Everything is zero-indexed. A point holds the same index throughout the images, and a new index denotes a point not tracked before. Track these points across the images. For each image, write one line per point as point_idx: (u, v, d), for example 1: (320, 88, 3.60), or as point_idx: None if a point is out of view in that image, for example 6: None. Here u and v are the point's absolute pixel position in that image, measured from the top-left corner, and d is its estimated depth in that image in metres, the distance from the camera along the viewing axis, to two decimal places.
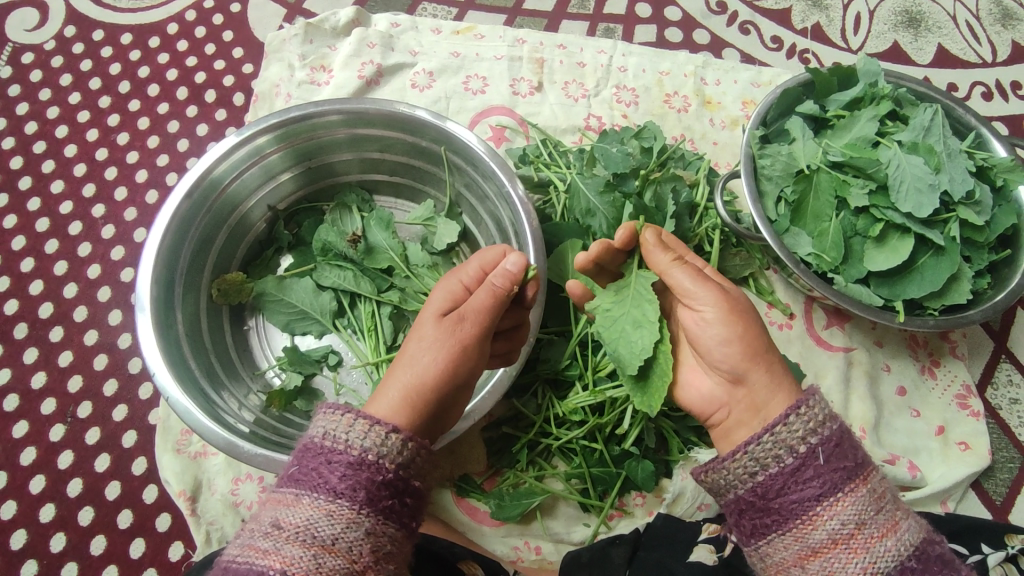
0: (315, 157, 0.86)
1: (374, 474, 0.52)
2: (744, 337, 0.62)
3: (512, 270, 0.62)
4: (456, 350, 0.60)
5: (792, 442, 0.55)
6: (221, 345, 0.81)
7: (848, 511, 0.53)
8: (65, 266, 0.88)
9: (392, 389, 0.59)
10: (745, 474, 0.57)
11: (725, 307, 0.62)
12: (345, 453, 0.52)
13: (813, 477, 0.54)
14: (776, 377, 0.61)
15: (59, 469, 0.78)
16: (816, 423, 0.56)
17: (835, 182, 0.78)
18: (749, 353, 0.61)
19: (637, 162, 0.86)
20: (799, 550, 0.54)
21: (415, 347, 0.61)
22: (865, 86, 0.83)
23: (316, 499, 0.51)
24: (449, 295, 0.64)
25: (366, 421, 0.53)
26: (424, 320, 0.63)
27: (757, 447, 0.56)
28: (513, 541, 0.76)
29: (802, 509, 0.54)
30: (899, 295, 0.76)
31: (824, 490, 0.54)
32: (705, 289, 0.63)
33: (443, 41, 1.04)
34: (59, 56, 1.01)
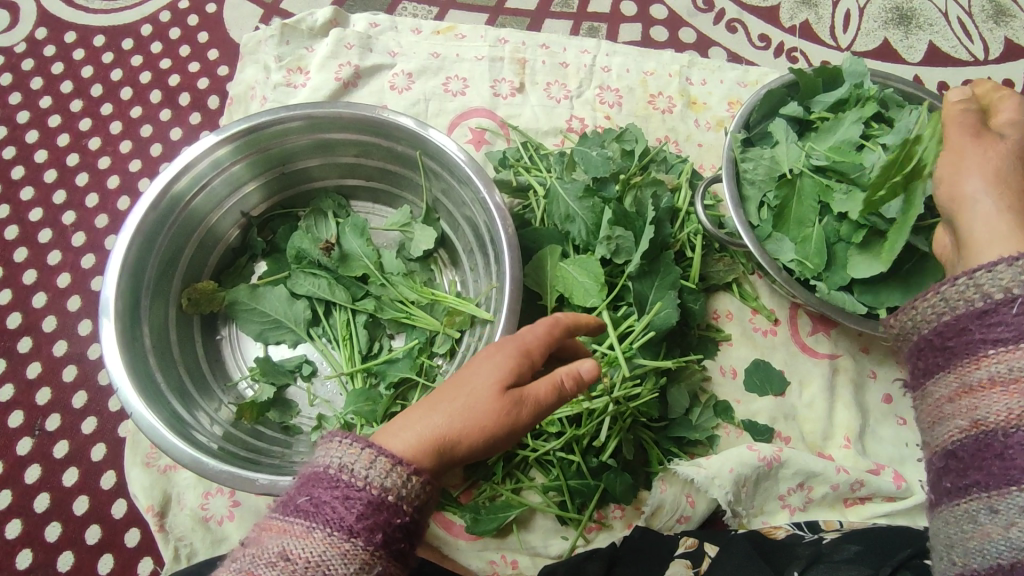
0: (287, 163, 0.84)
1: (392, 516, 0.46)
2: (1014, 153, 0.62)
3: (583, 377, 0.52)
4: (502, 429, 0.50)
5: (989, 288, 0.51)
6: (192, 356, 0.79)
7: (1022, 362, 0.48)
8: (34, 275, 0.86)
9: (412, 431, 0.48)
10: (934, 311, 0.54)
11: (983, 148, 0.62)
12: (364, 491, 0.45)
13: (1000, 321, 0.49)
14: (1014, 223, 0.58)
15: (26, 483, 0.77)
16: (1013, 282, 0.50)
17: (818, 187, 0.77)
18: (1008, 185, 0.61)
19: (618, 166, 0.85)
20: (955, 386, 0.51)
21: (463, 399, 0.49)
22: (851, 88, 0.81)
23: (329, 535, 0.44)
24: (520, 356, 0.51)
25: (390, 461, 0.46)
26: (479, 373, 0.50)
27: (949, 288, 0.53)
28: (490, 555, 0.74)
29: (971, 347, 0.50)
30: (883, 302, 0.74)
31: (1011, 335, 0.49)
32: (998, 117, 0.64)
33: (423, 41, 1.02)
34: (30, 59, 0.99)
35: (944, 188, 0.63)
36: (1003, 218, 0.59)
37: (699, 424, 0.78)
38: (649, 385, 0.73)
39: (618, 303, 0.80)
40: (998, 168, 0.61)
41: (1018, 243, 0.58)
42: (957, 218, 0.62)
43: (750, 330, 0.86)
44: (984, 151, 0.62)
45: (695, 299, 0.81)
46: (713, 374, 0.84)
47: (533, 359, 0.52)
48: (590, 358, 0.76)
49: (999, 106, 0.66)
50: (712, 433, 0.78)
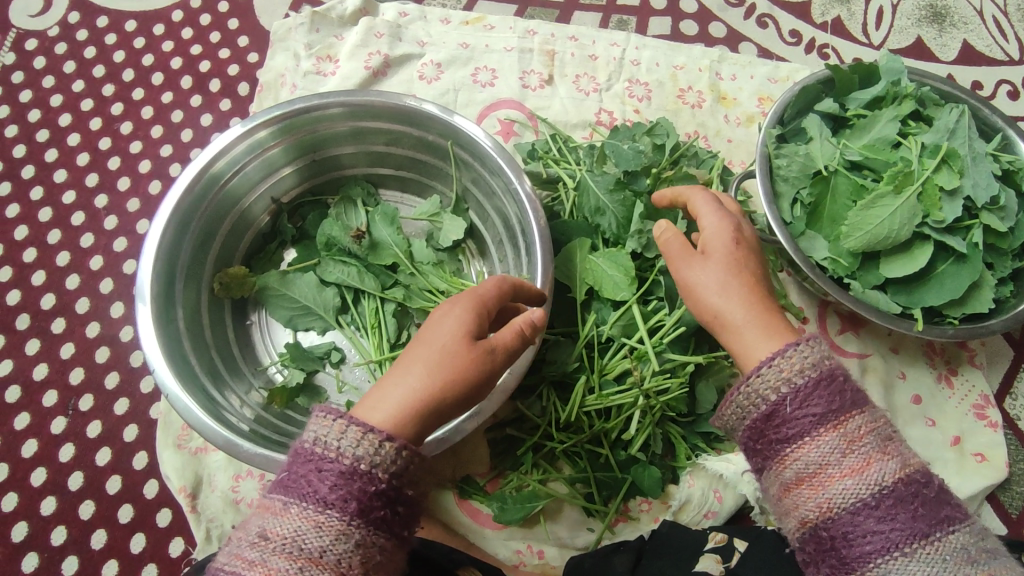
0: (319, 150, 0.85)
1: (366, 484, 0.49)
2: (735, 254, 0.59)
3: (536, 322, 0.58)
4: (474, 374, 0.55)
5: (764, 391, 0.54)
6: (223, 340, 0.80)
7: (813, 453, 0.52)
8: (67, 257, 0.87)
9: (391, 399, 0.53)
10: (737, 416, 0.56)
11: (726, 273, 0.59)
12: (337, 462, 0.49)
13: (803, 417, 0.53)
14: (760, 319, 0.58)
15: (60, 461, 0.78)
16: (802, 366, 0.54)
17: (853, 185, 0.76)
18: (744, 284, 0.59)
19: (650, 160, 0.84)
20: (782, 483, 0.54)
21: (428, 358, 0.54)
22: (887, 85, 0.80)
23: (304, 509, 0.49)
24: (473, 312, 0.57)
25: (359, 430, 0.50)
26: (433, 334, 0.56)
27: (758, 380, 0.54)
28: (516, 545, 0.75)
29: (778, 447, 0.54)
30: (917, 303, 0.74)
31: (797, 432, 0.53)
32: (674, 241, 0.62)
33: (452, 32, 1.02)
34: (63, 43, 0.99)
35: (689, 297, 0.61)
36: (746, 328, 0.58)
37: None
38: (679, 380, 0.73)
39: (647, 298, 0.79)
40: (716, 279, 0.59)
41: (779, 336, 0.58)
42: (731, 335, 0.59)
43: None
44: (710, 267, 0.59)
45: None
46: None
47: (487, 312, 0.58)
48: (619, 351, 0.76)
49: (696, 200, 0.64)
50: None
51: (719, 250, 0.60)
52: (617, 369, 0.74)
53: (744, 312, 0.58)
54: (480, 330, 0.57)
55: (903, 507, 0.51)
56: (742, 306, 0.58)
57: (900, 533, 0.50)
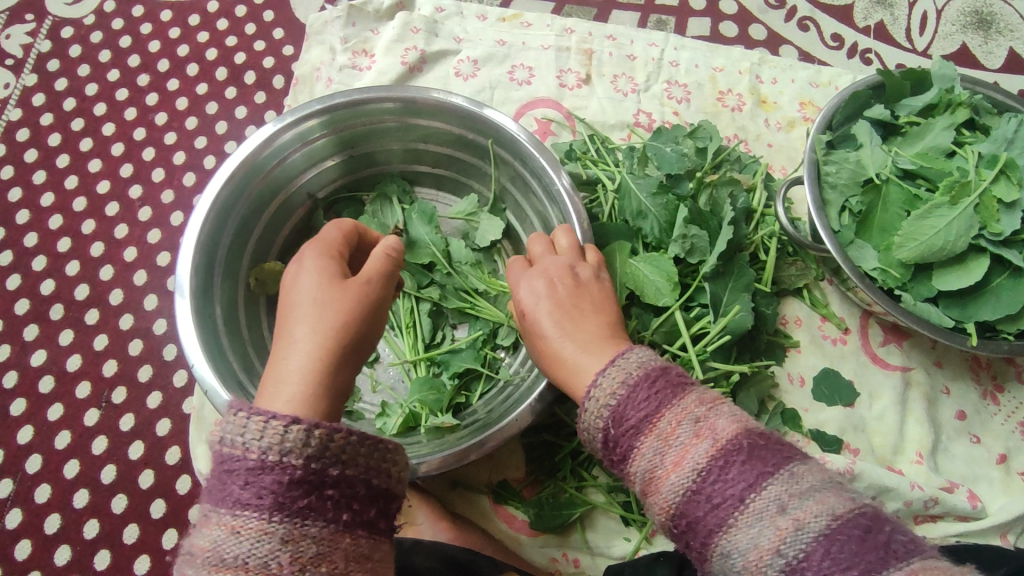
0: (358, 145, 0.84)
1: (280, 475, 0.47)
2: (566, 284, 0.66)
3: (393, 249, 0.60)
4: (362, 314, 0.56)
5: (597, 411, 0.55)
6: (258, 336, 0.79)
7: (645, 458, 0.52)
8: (101, 247, 0.87)
9: (292, 376, 0.53)
10: (595, 446, 0.57)
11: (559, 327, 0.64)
12: (244, 459, 0.47)
13: (627, 432, 0.53)
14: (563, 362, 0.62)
15: (93, 454, 0.77)
16: (621, 379, 0.54)
17: (906, 194, 0.74)
18: (573, 306, 0.65)
19: (692, 164, 0.82)
20: (648, 503, 0.53)
21: (305, 315, 0.55)
22: (941, 92, 0.78)
23: (223, 516, 0.46)
24: (325, 258, 0.59)
25: (262, 419, 0.48)
26: (298, 296, 0.56)
27: (654, 445, 0.51)
28: (552, 552, 0.74)
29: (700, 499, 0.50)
30: (970, 316, 0.71)
31: (630, 444, 0.53)
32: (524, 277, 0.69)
33: (489, 28, 1.01)
34: (99, 32, 0.99)
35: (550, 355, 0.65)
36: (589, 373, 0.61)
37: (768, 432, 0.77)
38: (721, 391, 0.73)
39: (690, 305, 0.78)
40: (549, 301, 0.66)
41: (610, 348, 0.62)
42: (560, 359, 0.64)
43: (820, 337, 0.84)
44: (538, 283, 0.67)
45: (769, 303, 0.79)
46: (782, 381, 0.82)
47: (340, 256, 0.60)
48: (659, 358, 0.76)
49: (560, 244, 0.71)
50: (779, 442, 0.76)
51: (542, 302, 0.66)
52: None
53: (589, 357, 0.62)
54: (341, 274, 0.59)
55: (731, 478, 0.48)
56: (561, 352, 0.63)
57: (730, 512, 0.48)
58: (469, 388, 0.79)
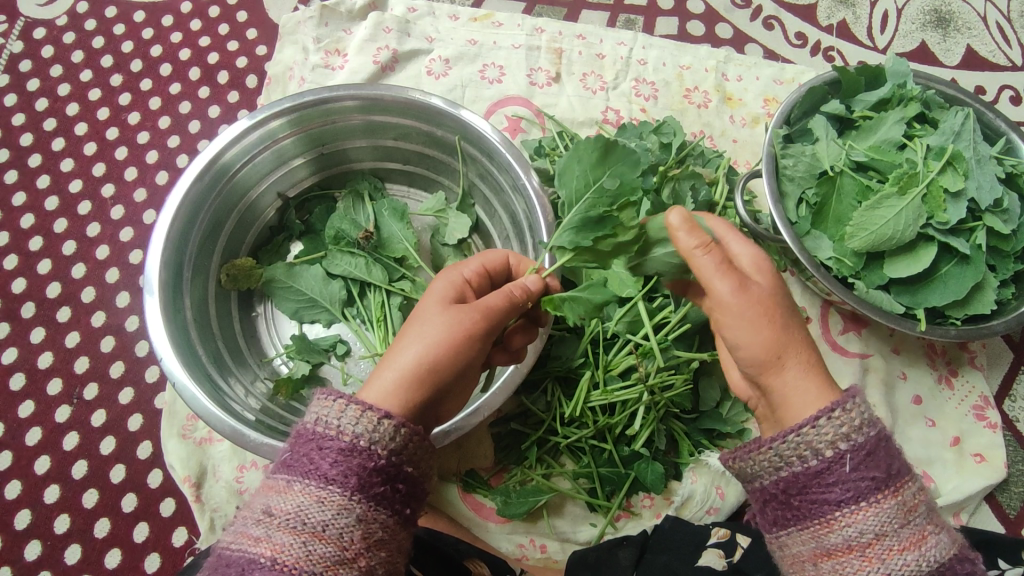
0: (327, 143, 0.85)
1: (365, 460, 0.49)
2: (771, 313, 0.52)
3: (530, 289, 0.59)
4: (470, 343, 0.55)
5: (819, 446, 0.50)
6: (229, 331, 0.80)
7: (869, 521, 0.49)
8: (73, 246, 0.87)
9: (391, 373, 0.53)
10: (772, 466, 0.52)
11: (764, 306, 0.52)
12: (336, 439, 0.50)
13: (838, 482, 0.49)
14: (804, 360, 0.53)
15: (64, 450, 0.78)
16: (851, 428, 0.50)
17: (858, 186, 0.77)
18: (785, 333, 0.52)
19: (656, 159, 0.84)
20: (814, 548, 0.50)
21: (419, 332, 0.54)
22: (893, 87, 0.81)
23: (307, 485, 0.49)
24: (452, 285, 0.58)
25: (359, 408, 0.50)
26: (426, 304, 0.57)
27: (782, 444, 0.51)
28: (519, 539, 0.75)
29: (821, 510, 0.50)
30: (920, 303, 0.75)
31: (850, 496, 0.49)
32: (723, 278, 0.51)
33: (460, 28, 1.02)
34: (71, 33, 0.99)
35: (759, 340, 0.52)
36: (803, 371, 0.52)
37: (729, 418, 0.75)
38: (684, 376, 0.72)
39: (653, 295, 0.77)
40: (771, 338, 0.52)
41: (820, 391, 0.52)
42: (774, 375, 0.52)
43: None
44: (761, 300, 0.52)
45: None
46: None
47: (467, 287, 0.59)
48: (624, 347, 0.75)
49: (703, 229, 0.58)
50: (742, 427, 0.75)
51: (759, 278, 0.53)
52: (622, 365, 0.74)
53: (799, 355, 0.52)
54: (462, 298, 0.58)
55: (867, 513, 0.49)
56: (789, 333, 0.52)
57: (861, 544, 0.48)
58: None
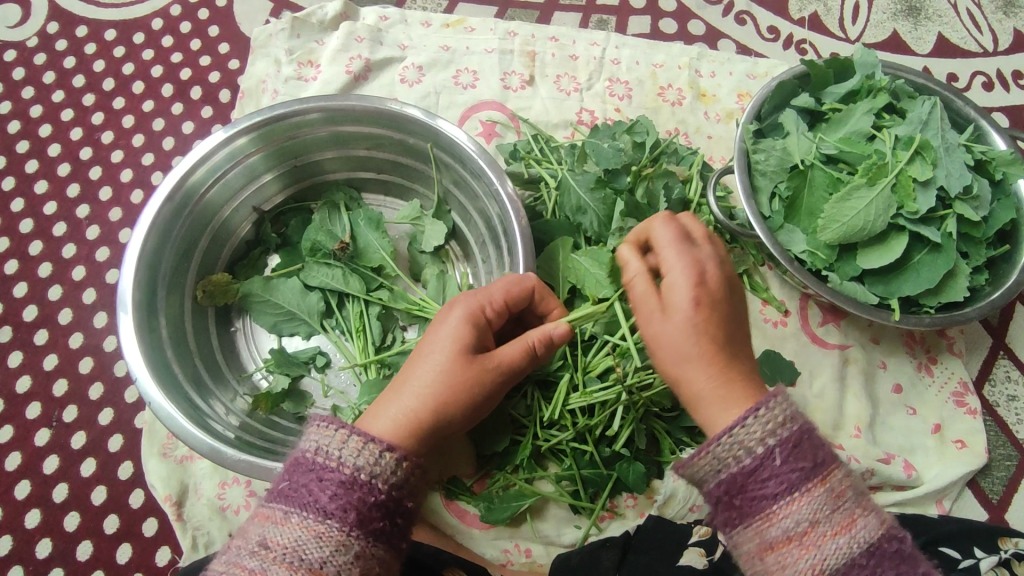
0: (302, 155, 0.85)
1: (365, 494, 0.51)
2: (702, 317, 0.55)
3: (552, 339, 0.61)
4: (476, 391, 0.58)
5: (749, 443, 0.51)
6: (207, 347, 0.80)
7: (804, 510, 0.50)
8: (49, 268, 0.87)
9: (398, 407, 0.57)
10: (712, 468, 0.52)
11: (685, 330, 0.55)
12: (337, 472, 0.51)
13: (771, 477, 0.51)
14: (717, 382, 0.55)
15: (44, 473, 0.78)
16: (775, 424, 0.51)
17: (830, 179, 0.77)
18: (707, 352, 0.55)
19: (629, 158, 0.85)
20: (759, 544, 0.51)
21: (428, 375, 0.57)
22: (862, 78, 0.81)
23: (305, 518, 0.49)
24: (468, 322, 0.60)
25: (361, 440, 0.52)
26: (439, 342, 0.59)
27: (718, 447, 0.52)
28: (504, 544, 0.75)
29: (762, 504, 0.51)
30: (893, 292, 0.75)
31: (784, 488, 0.50)
32: (656, 320, 0.57)
33: (433, 34, 1.02)
34: (42, 53, 0.99)
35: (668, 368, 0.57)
36: (716, 386, 0.55)
37: None
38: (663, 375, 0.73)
39: None
40: (695, 349, 0.55)
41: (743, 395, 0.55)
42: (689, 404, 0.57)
43: (761, 321, 0.86)
44: (674, 326, 0.55)
45: None
46: None
47: (483, 322, 0.61)
48: (602, 348, 0.77)
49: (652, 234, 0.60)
50: None
51: (682, 306, 0.55)
52: (600, 366, 0.75)
53: (711, 373, 0.55)
54: (477, 340, 0.60)
55: (801, 503, 0.50)
56: (707, 371, 0.55)
57: (801, 534, 0.50)
58: None
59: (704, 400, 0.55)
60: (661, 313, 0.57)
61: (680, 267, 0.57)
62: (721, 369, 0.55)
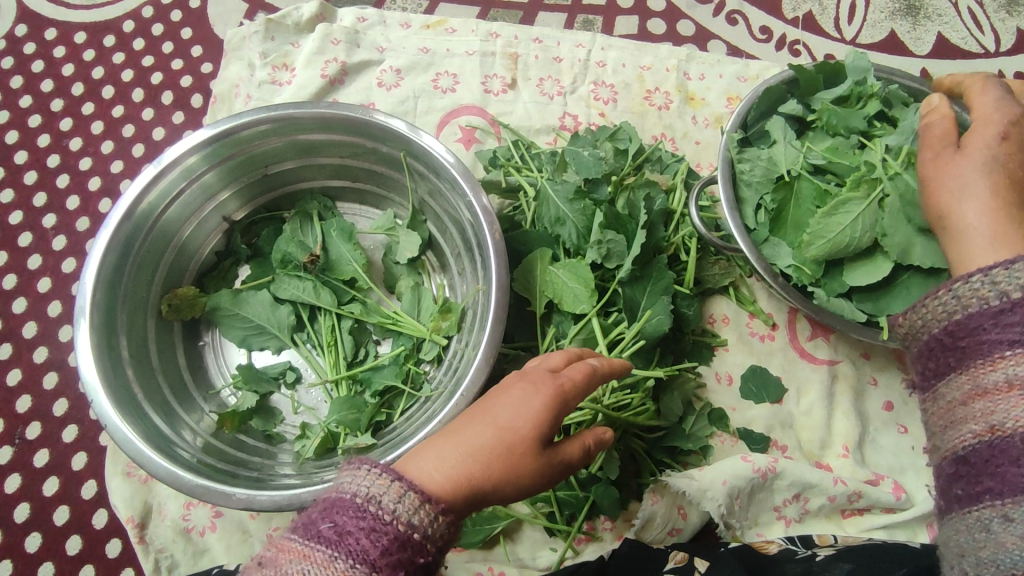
0: (272, 163, 0.82)
1: (416, 555, 0.43)
2: (1002, 184, 0.58)
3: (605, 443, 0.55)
4: (537, 479, 0.49)
5: (990, 294, 0.49)
6: (173, 363, 0.78)
7: None
8: (14, 279, 0.85)
9: (444, 464, 0.46)
10: (941, 313, 0.52)
11: (990, 174, 0.58)
12: (390, 524, 0.42)
13: (1019, 324, 0.48)
14: (1003, 228, 0.56)
15: (6, 493, 0.76)
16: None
17: (815, 191, 0.74)
18: (1001, 187, 0.58)
19: (610, 167, 0.82)
20: (969, 389, 0.50)
21: (489, 441, 0.47)
22: (853, 84, 0.78)
23: (351, 569, 0.41)
24: (556, 398, 0.50)
25: (419, 497, 0.43)
26: (512, 411, 0.49)
27: (963, 285, 0.51)
28: (476, 567, 0.73)
29: (986, 349, 0.49)
30: (883, 310, 0.71)
31: (1014, 340, 0.48)
32: (966, 155, 0.60)
33: (412, 36, 0.99)
34: (10, 57, 0.97)
35: (935, 209, 0.61)
36: (986, 219, 0.57)
37: (693, 433, 0.76)
38: (639, 393, 0.72)
39: (608, 309, 0.78)
40: (989, 187, 0.58)
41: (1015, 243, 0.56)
42: (950, 241, 0.60)
43: (748, 335, 0.83)
44: (972, 166, 0.59)
45: (689, 304, 0.78)
46: (709, 381, 0.81)
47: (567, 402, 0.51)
48: None
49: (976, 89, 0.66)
50: (705, 443, 0.76)
51: (987, 149, 0.60)
52: None
53: (994, 222, 0.57)
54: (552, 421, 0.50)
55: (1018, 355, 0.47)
56: (984, 216, 0.57)
57: (1020, 384, 0.47)
58: (391, 405, 0.78)
59: (971, 233, 0.57)
60: (962, 151, 0.60)
61: (984, 112, 0.62)
62: (999, 211, 0.57)
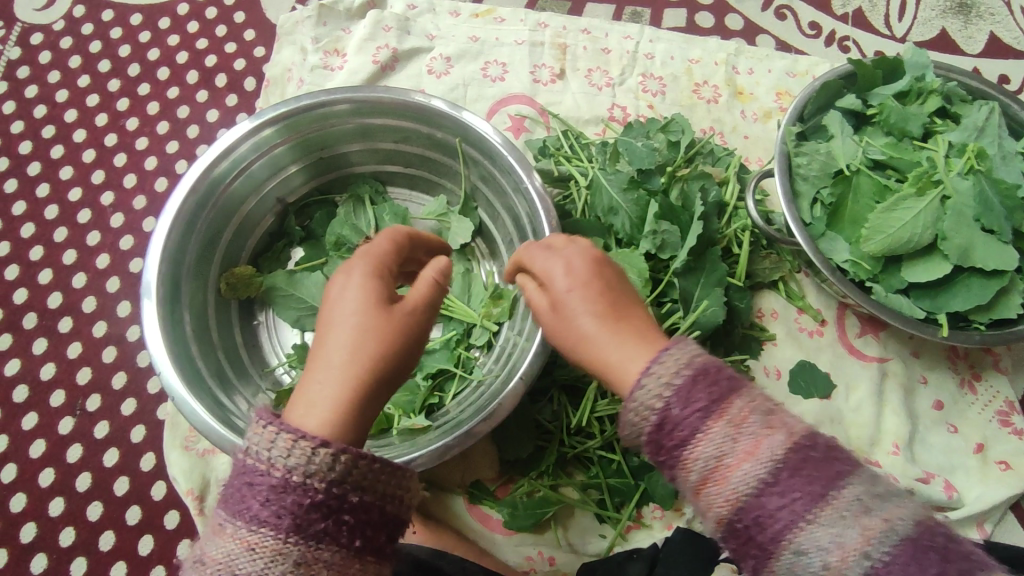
0: (328, 147, 0.83)
1: (301, 497, 0.46)
2: (606, 314, 0.51)
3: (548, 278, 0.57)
4: (404, 341, 0.52)
5: (725, 453, 0.45)
6: (230, 341, 0.79)
7: (813, 544, 0.42)
8: (74, 255, 0.87)
9: (331, 391, 0.49)
10: (719, 503, 0.45)
11: (606, 313, 0.52)
12: (266, 475, 0.46)
13: (778, 507, 0.43)
14: (616, 334, 0.51)
15: (68, 462, 0.78)
16: (776, 446, 0.44)
17: (875, 186, 0.74)
18: (603, 313, 0.52)
19: (663, 158, 0.82)
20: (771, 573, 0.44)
21: (336, 342, 0.50)
22: (912, 80, 0.78)
23: (237, 529, 0.46)
24: (371, 274, 0.53)
25: (290, 439, 0.46)
26: (350, 302, 0.52)
27: (705, 448, 0.45)
28: (527, 551, 0.74)
29: (767, 545, 0.44)
30: (941, 307, 0.71)
31: (787, 528, 0.43)
32: (576, 311, 0.52)
33: (462, 25, 1.00)
34: (68, 37, 0.98)
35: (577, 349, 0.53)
36: (611, 343, 0.51)
37: None
38: None
39: (661, 300, 0.78)
40: (592, 323, 0.51)
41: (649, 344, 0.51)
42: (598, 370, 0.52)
43: (796, 330, 0.84)
44: (581, 318, 0.52)
45: (742, 297, 0.78)
46: (757, 375, 0.81)
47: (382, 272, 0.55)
48: None
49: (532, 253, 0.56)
50: None
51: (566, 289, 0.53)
52: None
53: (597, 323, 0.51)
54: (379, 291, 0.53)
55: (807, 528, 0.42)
56: (624, 343, 0.51)
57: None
58: (442, 389, 0.78)
59: (615, 370, 0.51)
60: (559, 305, 0.53)
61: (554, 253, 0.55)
62: (613, 329, 0.52)
